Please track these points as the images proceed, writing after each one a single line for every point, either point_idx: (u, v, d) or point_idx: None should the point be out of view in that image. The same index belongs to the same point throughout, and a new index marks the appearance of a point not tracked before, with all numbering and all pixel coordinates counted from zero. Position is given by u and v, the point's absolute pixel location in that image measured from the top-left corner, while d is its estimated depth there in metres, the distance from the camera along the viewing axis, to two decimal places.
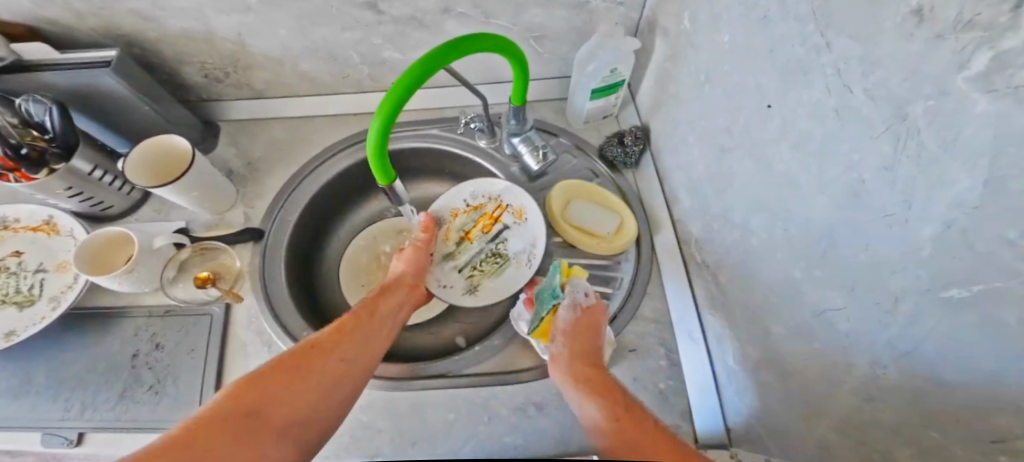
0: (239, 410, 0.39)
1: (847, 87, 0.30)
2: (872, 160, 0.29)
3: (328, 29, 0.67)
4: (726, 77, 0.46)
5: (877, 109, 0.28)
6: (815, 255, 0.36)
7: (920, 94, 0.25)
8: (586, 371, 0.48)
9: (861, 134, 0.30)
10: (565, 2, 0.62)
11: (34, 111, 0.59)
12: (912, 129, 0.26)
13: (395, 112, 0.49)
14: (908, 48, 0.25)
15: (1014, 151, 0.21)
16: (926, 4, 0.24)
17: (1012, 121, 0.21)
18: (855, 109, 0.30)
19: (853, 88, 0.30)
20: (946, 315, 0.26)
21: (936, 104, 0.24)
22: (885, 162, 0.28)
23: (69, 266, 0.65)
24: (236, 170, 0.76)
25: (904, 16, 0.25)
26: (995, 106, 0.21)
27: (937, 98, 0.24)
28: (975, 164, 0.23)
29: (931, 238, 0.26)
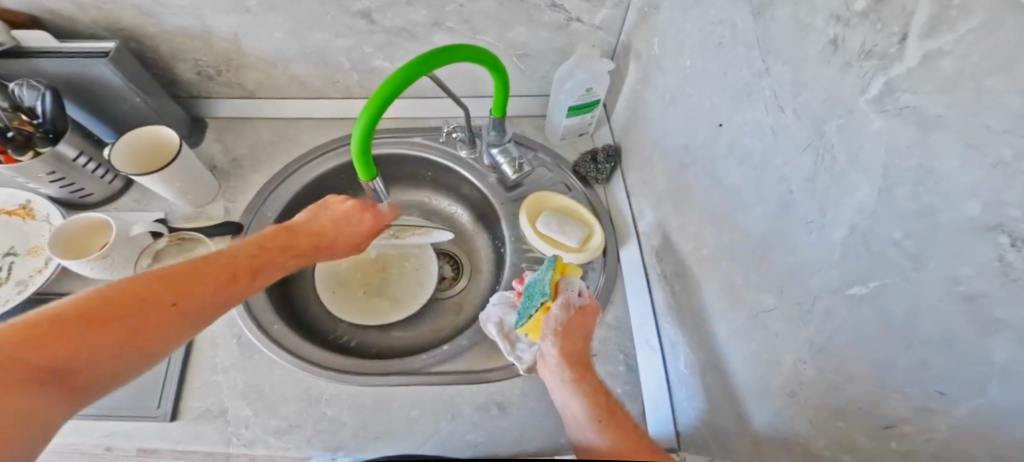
0: (142, 298, 0.39)
1: (781, 108, 0.34)
2: (798, 174, 0.32)
3: (322, 35, 0.70)
4: (687, 98, 0.50)
5: (802, 127, 0.31)
6: (753, 262, 0.39)
7: (833, 113, 0.28)
8: (574, 368, 0.49)
9: (789, 150, 0.33)
10: (548, 23, 0.66)
11: (26, 95, 0.61)
12: (827, 145, 0.29)
13: (382, 108, 0.51)
14: (825, 72, 0.29)
15: (900, 163, 0.24)
16: (840, 35, 0.27)
17: (900, 139, 0.24)
18: (787, 129, 0.33)
19: (784, 108, 0.33)
20: (851, 311, 0.29)
21: (844, 123, 0.28)
22: (807, 174, 0.31)
23: (42, 250, 0.63)
24: (219, 165, 0.78)
25: (824, 45, 0.29)
26: (887, 124, 0.25)
27: (845, 117, 0.27)
28: (872, 175, 0.26)
29: (840, 242, 0.29)
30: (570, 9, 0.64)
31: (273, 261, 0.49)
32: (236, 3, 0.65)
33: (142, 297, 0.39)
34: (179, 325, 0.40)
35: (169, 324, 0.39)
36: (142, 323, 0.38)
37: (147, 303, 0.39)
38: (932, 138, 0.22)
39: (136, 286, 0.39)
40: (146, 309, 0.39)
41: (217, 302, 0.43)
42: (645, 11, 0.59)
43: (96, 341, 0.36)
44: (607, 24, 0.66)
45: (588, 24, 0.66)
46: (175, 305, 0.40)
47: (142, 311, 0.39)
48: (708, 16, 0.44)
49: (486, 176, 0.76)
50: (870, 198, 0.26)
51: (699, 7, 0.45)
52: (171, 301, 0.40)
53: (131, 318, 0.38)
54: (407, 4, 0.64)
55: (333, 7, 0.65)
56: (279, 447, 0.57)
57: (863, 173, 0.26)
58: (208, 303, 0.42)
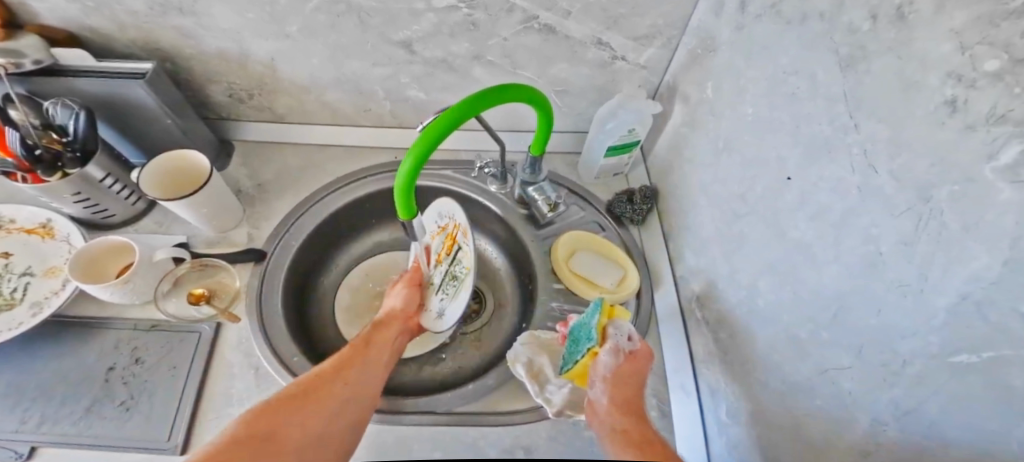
0: (314, 386, 0.49)
1: (872, 168, 0.34)
2: (891, 234, 0.32)
3: (360, 63, 0.70)
4: (746, 146, 0.50)
5: (902, 191, 0.31)
6: (825, 318, 0.38)
7: (946, 179, 0.28)
8: (625, 418, 0.48)
9: (880, 210, 0.33)
10: (592, 61, 0.67)
11: (59, 114, 0.60)
12: (935, 211, 0.29)
13: (431, 146, 0.51)
14: (939, 135, 0.29)
15: None
16: (960, 96, 0.27)
17: None
18: (880, 191, 0.33)
19: (878, 169, 0.33)
20: (953, 377, 0.28)
21: (960, 190, 0.27)
22: (904, 237, 0.31)
23: (59, 271, 0.61)
24: (245, 190, 0.76)
25: (938, 105, 0.29)
26: (1019, 195, 0.24)
27: (963, 184, 0.27)
28: (994, 245, 0.25)
29: (944, 309, 0.28)
30: (617, 47, 0.65)
31: (387, 347, 0.58)
32: (276, 28, 0.65)
33: (310, 387, 0.48)
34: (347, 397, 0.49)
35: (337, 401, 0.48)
36: (318, 406, 0.47)
37: (315, 391, 0.48)
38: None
39: (304, 381, 0.49)
40: (317, 396, 0.48)
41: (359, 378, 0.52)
42: (697, 54, 0.60)
43: (294, 422, 0.45)
44: (651, 64, 0.67)
45: (632, 62, 0.67)
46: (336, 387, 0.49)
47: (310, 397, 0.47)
48: (778, 65, 0.45)
49: (516, 211, 0.75)
50: (990, 266, 0.26)
51: (767, 54, 0.46)
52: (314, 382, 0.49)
53: (309, 404, 0.47)
54: (449, 35, 0.65)
55: (375, 36, 0.66)
56: None
57: (984, 243, 0.26)
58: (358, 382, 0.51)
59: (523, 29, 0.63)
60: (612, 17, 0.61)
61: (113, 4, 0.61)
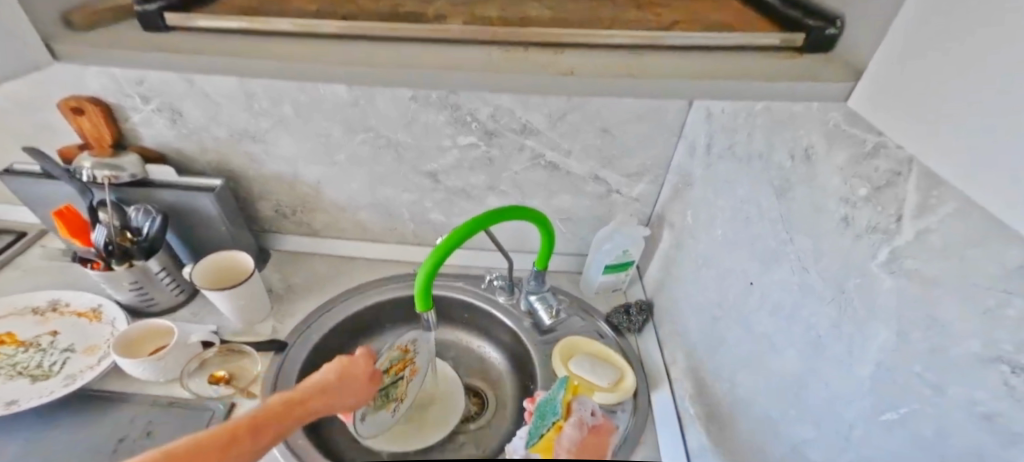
0: None
1: (806, 270, 0.43)
2: (824, 321, 0.40)
3: (392, 190, 0.85)
4: (718, 262, 0.61)
5: (826, 285, 0.40)
6: (790, 398, 0.43)
7: (851, 274, 0.37)
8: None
9: (814, 304, 0.41)
10: (592, 194, 0.82)
11: (138, 218, 0.73)
12: (849, 299, 0.37)
13: (446, 253, 0.61)
14: (842, 243, 0.39)
15: (911, 312, 0.32)
16: (849, 215, 0.38)
17: (908, 291, 0.32)
18: (812, 286, 0.42)
19: (810, 272, 0.42)
20: (886, 434, 0.33)
21: (861, 282, 0.36)
22: (834, 322, 0.39)
23: (98, 349, 0.67)
24: (275, 290, 0.85)
25: (837, 221, 0.39)
26: (896, 282, 0.33)
27: (861, 277, 0.36)
28: (890, 321, 0.33)
29: (869, 376, 0.35)
30: (612, 183, 0.80)
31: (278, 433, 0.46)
32: (327, 157, 0.80)
33: None
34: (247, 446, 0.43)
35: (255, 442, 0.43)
36: None
37: None
38: (932, 293, 0.30)
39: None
40: None
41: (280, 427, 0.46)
42: (679, 188, 0.75)
43: None
44: (642, 197, 0.82)
45: (625, 195, 0.82)
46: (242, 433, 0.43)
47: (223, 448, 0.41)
48: (737, 197, 0.57)
49: (521, 320, 0.83)
50: (886, 338, 0.33)
51: (728, 188, 0.59)
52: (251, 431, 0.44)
53: None
54: (469, 169, 0.80)
55: (407, 167, 0.81)
56: None
57: (882, 320, 0.34)
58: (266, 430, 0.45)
59: (531, 166, 0.79)
60: (606, 157, 0.76)
61: (202, 132, 0.78)
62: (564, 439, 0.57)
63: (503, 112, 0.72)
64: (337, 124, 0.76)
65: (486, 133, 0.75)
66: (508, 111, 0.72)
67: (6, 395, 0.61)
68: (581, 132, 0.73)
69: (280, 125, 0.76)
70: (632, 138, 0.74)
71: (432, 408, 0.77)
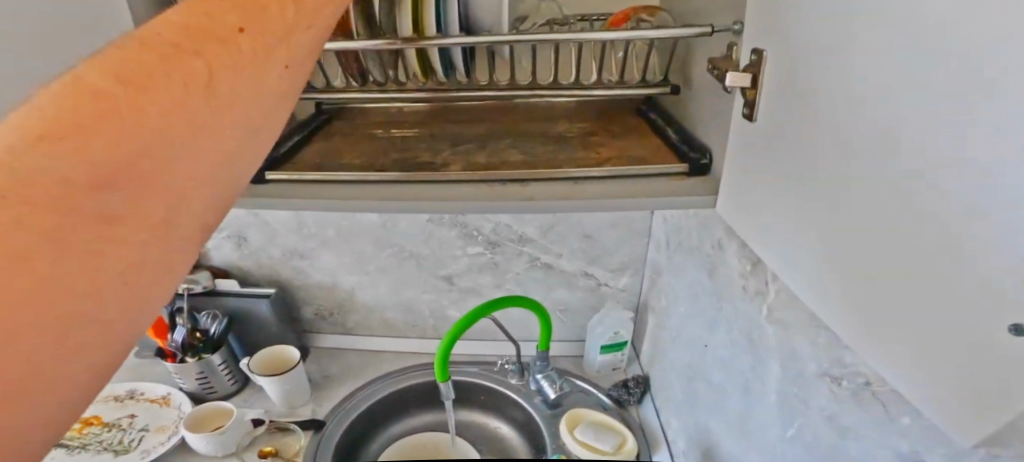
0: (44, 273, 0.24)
1: (733, 331, 0.55)
2: (749, 369, 0.52)
3: (414, 290, 1.00)
4: (686, 336, 0.73)
5: (743, 341, 0.52)
6: (745, 436, 0.53)
7: (752, 329, 0.50)
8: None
9: (741, 358, 0.54)
10: (584, 287, 0.97)
11: (206, 321, 0.91)
12: (756, 347, 0.50)
13: (457, 334, 0.75)
14: (743, 306, 0.52)
15: (781, 349, 0.44)
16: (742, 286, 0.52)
17: (777, 335, 0.45)
18: (738, 342, 0.54)
19: (735, 334, 0.55)
20: (793, 446, 0.43)
21: (757, 333, 0.49)
22: (752, 370, 0.51)
23: (167, 428, 0.80)
24: (314, 379, 0.98)
25: (738, 292, 0.53)
26: (771, 330, 0.46)
27: (757, 329, 0.49)
28: (775, 357, 0.46)
29: (776, 402, 0.46)
30: (600, 277, 0.95)
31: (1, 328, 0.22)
32: (361, 267, 0.98)
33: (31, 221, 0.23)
34: (274, 79, 0.33)
35: (251, 72, 0.32)
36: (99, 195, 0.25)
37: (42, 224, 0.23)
38: (787, 334, 0.43)
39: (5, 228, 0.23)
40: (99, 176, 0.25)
41: (144, 177, 0.26)
42: (653, 278, 0.90)
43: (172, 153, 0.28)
44: (627, 287, 0.96)
45: (613, 287, 0.96)
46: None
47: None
48: (687, 282, 0.72)
49: (532, 396, 0.93)
50: (776, 376, 0.46)
51: (681, 275, 0.74)
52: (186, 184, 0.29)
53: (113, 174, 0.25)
54: (478, 271, 0.97)
55: (426, 272, 0.98)
56: None
57: (772, 358, 0.46)
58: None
59: (530, 266, 0.95)
60: (592, 256, 0.93)
61: (260, 252, 0.97)
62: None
63: (502, 227, 0.91)
64: (369, 241, 0.95)
65: (490, 244, 0.93)
66: (506, 227, 0.91)
67: None
68: (568, 241, 0.92)
69: (324, 244, 0.96)
70: (609, 240, 0.91)
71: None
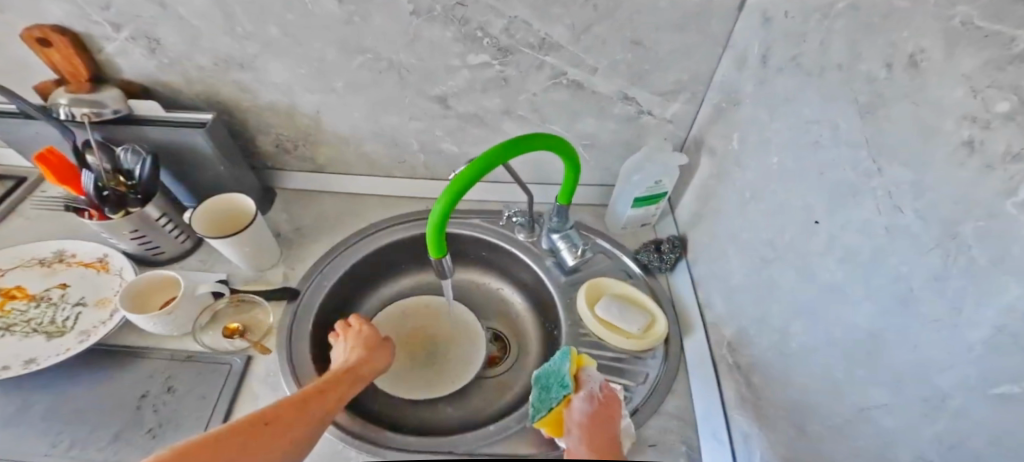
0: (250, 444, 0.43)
1: (898, 208, 0.35)
2: (920, 273, 0.33)
3: (398, 117, 0.75)
4: (771, 195, 0.53)
5: (926, 227, 0.33)
6: (860, 352, 0.38)
7: (970, 215, 0.30)
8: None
9: (905, 247, 0.34)
10: (618, 116, 0.72)
11: (127, 160, 0.63)
12: (962, 245, 0.30)
13: (459, 194, 0.54)
14: (959, 174, 0.30)
15: None
16: (975, 137, 0.29)
17: None
18: (907, 227, 0.34)
19: (902, 209, 0.35)
20: (1000, 411, 0.27)
21: (985, 225, 0.29)
22: (933, 272, 0.32)
23: (109, 302, 0.66)
24: (284, 233, 0.80)
25: (956, 146, 0.31)
26: None
27: (986, 219, 0.28)
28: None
29: (982, 340, 0.28)
30: (642, 103, 0.70)
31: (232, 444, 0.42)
32: (325, 82, 0.70)
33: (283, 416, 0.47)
34: None
35: None
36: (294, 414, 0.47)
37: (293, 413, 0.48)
38: None
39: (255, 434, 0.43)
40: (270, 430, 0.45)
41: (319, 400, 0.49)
42: (723, 108, 0.65)
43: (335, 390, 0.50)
44: (677, 118, 0.72)
45: (658, 117, 0.72)
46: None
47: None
48: (800, 115, 0.48)
49: (543, 259, 0.79)
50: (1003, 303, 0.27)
51: (791, 107, 0.49)
52: None
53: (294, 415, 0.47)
54: (482, 91, 0.70)
55: (412, 92, 0.70)
56: None
57: (1013, 273, 0.27)
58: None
59: (552, 85, 0.68)
60: (637, 73, 0.66)
61: (184, 60, 0.66)
62: (573, 412, 0.57)
63: (518, 25, 0.61)
64: (331, 44, 0.64)
65: (500, 50, 0.64)
66: (524, 24, 0.61)
67: (25, 351, 0.61)
68: (609, 46, 0.63)
69: (270, 49, 0.65)
70: (666, 48, 0.62)
71: (446, 357, 0.79)
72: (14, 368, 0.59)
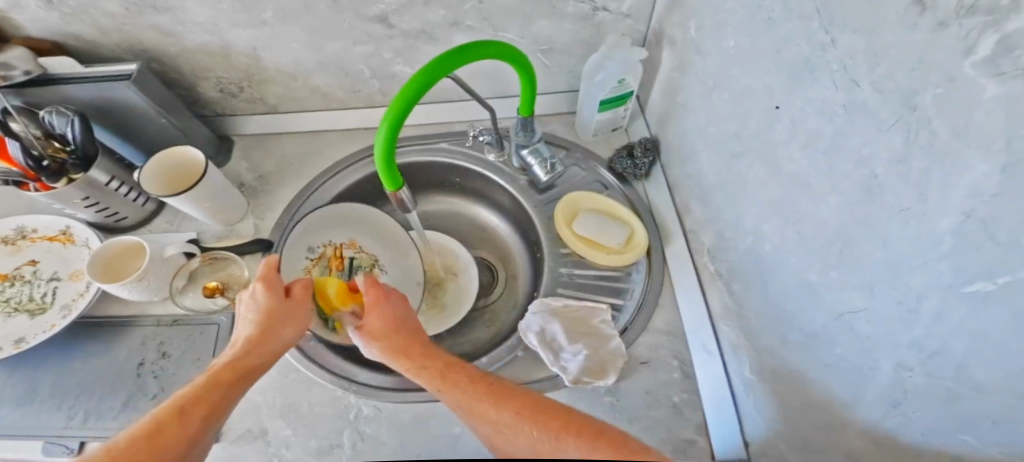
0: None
1: (853, 82, 0.29)
2: (882, 156, 0.28)
3: (340, 43, 0.67)
4: (733, 82, 0.45)
5: (884, 100, 0.27)
6: (830, 256, 0.35)
7: (928, 83, 0.24)
8: (569, 432, 0.45)
9: (869, 128, 0.29)
10: (572, 15, 0.61)
11: (56, 123, 0.58)
12: (922, 119, 0.25)
13: (398, 123, 0.48)
14: (910, 39, 0.25)
15: None
16: None
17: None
18: (864, 104, 0.29)
19: (859, 83, 0.29)
20: (974, 309, 0.24)
21: (944, 92, 0.23)
22: (895, 155, 0.27)
23: (82, 274, 0.66)
24: (248, 183, 0.76)
25: (907, 6, 0.25)
26: (1004, 89, 0.20)
27: (946, 86, 0.23)
28: (992, 150, 0.21)
29: (951, 230, 0.25)
30: None
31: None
32: (251, 15, 0.62)
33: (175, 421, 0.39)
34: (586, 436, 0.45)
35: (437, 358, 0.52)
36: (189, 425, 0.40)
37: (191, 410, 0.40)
38: None
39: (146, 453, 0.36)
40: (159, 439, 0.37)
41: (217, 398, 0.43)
42: None
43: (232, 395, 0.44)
44: (634, 11, 0.61)
45: (615, 10, 0.61)
46: (563, 426, 0.46)
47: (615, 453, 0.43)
48: None
49: (517, 179, 0.75)
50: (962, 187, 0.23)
51: None
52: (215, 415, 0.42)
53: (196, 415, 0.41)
54: (424, 4, 0.61)
55: (349, 14, 0.62)
56: None
57: (979, 148, 0.22)
58: (557, 432, 0.45)
59: None
60: None
61: (90, 8, 0.59)
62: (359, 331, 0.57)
63: None
64: None
65: None
66: None
67: (12, 333, 0.61)
68: None
69: None
70: None
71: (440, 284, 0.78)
72: (6, 348, 0.60)
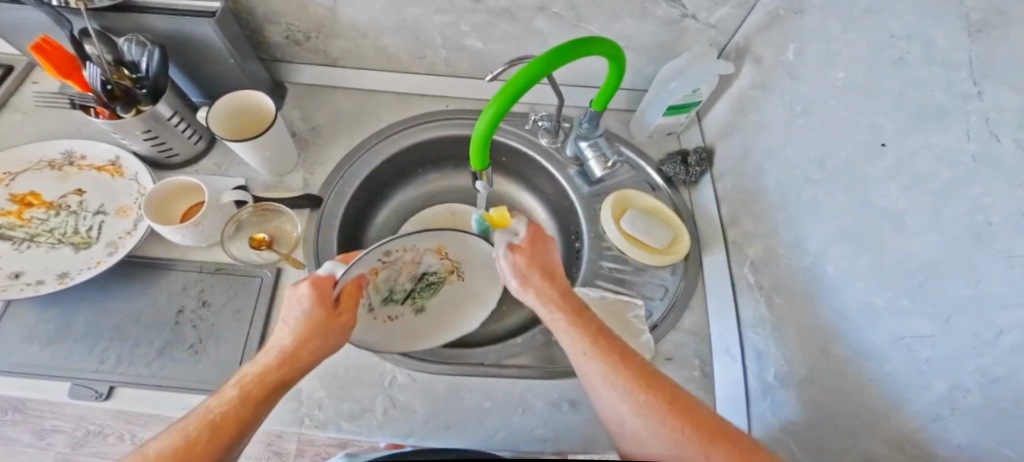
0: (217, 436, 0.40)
1: (993, 136, 0.33)
2: (1005, 204, 0.32)
3: (421, 10, 0.66)
4: (831, 112, 0.49)
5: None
6: (909, 285, 0.39)
7: None
8: (641, 386, 0.43)
9: (1000, 181, 0.32)
10: (660, 17, 0.63)
11: (131, 51, 0.55)
12: None
13: (506, 106, 0.49)
14: None
15: None
16: None
17: None
18: (1000, 157, 0.32)
19: (1001, 137, 0.32)
20: None
21: None
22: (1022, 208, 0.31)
23: (130, 211, 0.64)
24: (298, 132, 0.75)
25: None
26: None
27: None
28: None
29: None
30: (689, 5, 0.60)
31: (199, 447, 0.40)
32: None
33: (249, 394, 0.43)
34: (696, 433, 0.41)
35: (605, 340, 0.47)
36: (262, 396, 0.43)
37: (266, 383, 0.44)
38: None
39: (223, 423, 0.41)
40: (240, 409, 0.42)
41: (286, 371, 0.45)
42: (780, 15, 0.57)
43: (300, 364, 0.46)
44: (722, 24, 0.63)
45: (702, 22, 0.63)
46: (630, 379, 0.44)
47: (685, 414, 0.42)
48: (886, 29, 0.42)
49: (566, 167, 0.77)
50: None
51: (872, 18, 0.44)
52: (279, 387, 0.45)
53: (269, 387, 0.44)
54: None
55: None
56: (350, 431, 0.61)
57: None
58: (627, 385, 0.43)
59: None
60: None
61: None
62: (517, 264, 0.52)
63: None
64: None
65: None
66: None
67: (56, 265, 0.60)
68: None
69: None
70: None
71: None
72: (49, 283, 0.58)
